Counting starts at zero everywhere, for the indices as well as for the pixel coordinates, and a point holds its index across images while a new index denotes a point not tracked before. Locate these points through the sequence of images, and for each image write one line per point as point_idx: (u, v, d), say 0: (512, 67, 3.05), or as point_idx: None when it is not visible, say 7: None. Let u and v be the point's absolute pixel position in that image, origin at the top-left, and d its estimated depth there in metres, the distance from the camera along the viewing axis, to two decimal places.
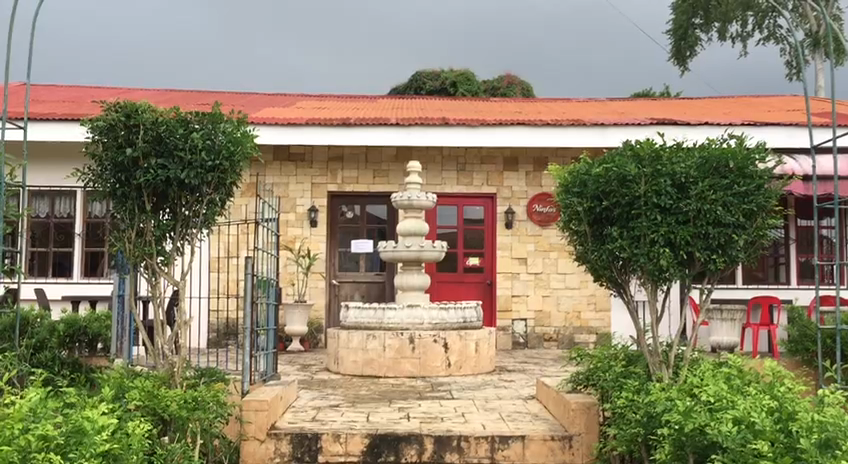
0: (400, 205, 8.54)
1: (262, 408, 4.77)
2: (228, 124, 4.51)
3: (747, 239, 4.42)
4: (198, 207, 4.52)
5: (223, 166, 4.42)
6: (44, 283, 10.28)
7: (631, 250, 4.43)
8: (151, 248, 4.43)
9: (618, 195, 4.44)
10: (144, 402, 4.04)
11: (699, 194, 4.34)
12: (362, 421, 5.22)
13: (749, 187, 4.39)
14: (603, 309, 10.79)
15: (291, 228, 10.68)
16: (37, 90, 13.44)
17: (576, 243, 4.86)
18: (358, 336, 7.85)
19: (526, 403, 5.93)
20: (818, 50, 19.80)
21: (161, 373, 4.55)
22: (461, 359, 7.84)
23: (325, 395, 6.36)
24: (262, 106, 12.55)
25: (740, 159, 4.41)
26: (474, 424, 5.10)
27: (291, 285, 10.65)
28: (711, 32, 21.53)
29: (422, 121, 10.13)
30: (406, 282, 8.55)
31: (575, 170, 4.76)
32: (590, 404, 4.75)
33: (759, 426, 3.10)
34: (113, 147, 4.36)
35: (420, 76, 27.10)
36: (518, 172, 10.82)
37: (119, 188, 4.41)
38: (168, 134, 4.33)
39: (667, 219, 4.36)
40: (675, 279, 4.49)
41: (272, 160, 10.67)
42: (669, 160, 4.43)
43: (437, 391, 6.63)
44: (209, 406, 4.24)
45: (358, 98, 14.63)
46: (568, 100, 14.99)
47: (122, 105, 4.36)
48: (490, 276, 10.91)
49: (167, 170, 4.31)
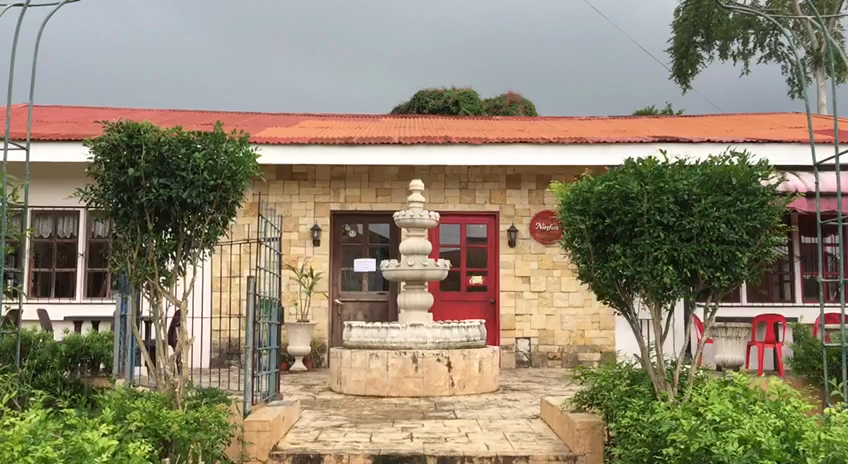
0: (404, 223, 8.53)
1: (264, 429, 4.76)
2: (230, 143, 4.49)
3: (750, 256, 4.39)
4: (200, 226, 4.50)
5: (224, 185, 4.41)
6: (47, 303, 10.30)
7: (634, 267, 4.42)
8: (153, 267, 4.44)
9: (621, 212, 4.43)
10: (145, 423, 4.00)
11: (702, 211, 4.32)
12: (365, 441, 5.18)
13: (751, 204, 4.36)
14: (608, 328, 10.76)
15: (294, 247, 10.69)
16: (39, 111, 13.50)
17: (579, 261, 4.86)
18: (361, 355, 7.81)
19: (531, 423, 5.89)
20: (820, 68, 19.99)
21: (161, 393, 4.52)
22: (465, 379, 7.79)
23: (328, 415, 6.32)
24: (265, 126, 12.60)
25: (743, 176, 4.39)
26: (478, 444, 5.06)
27: (294, 304, 10.64)
28: (713, 50, 21.68)
29: (425, 140, 10.15)
30: (411, 301, 8.53)
31: (579, 188, 4.76)
32: (595, 423, 4.72)
33: (766, 445, 3.05)
34: (116, 167, 4.35)
35: (422, 96, 27.27)
36: (521, 190, 10.83)
37: (121, 208, 4.40)
38: (170, 154, 4.33)
39: (671, 237, 4.34)
40: (678, 297, 4.47)
41: (275, 179, 10.72)
42: (671, 177, 4.43)
43: (441, 411, 6.59)
44: (210, 426, 4.21)
45: (361, 117, 14.63)
46: (571, 118, 15.01)
47: (125, 126, 4.37)
48: (494, 294, 10.87)
49: (169, 191, 4.30)
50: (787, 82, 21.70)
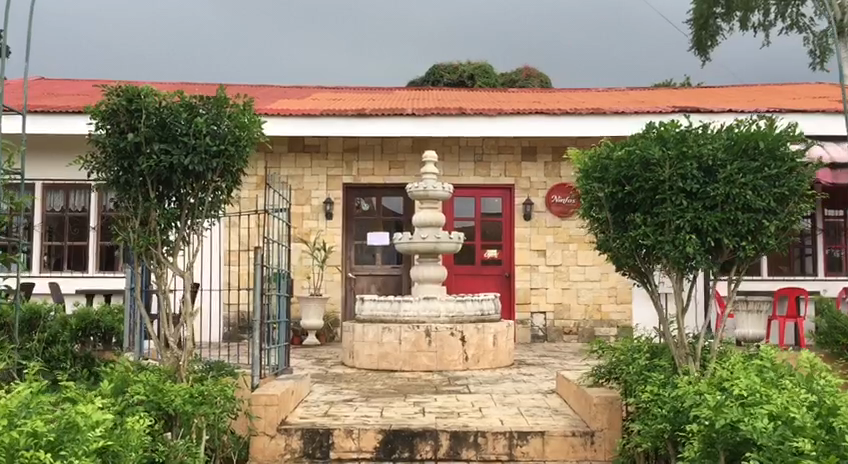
0: (416, 195, 8.36)
1: (272, 403, 4.62)
2: (234, 109, 4.33)
3: (778, 226, 4.18)
4: (203, 195, 4.35)
5: (228, 151, 4.25)
6: (59, 277, 10.24)
7: (655, 238, 4.22)
8: (156, 237, 4.30)
9: (642, 180, 4.22)
10: (149, 397, 3.87)
11: (727, 177, 4.11)
12: (376, 416, 5.04)
13: (780, 171, 4.15)
14: (624, 302, 10.58)
15: (306, 221, 10.55)
16: (48, 85, 13.35)
17: (597, 231, 4.67)
18: (373, 329, 7.68)
19: (546, 397, 5.73)
20: (843, 39, 19.63)
21: (165, 366, 4.39)
22: (478, 353, 7.65)
23: (339, 389, 6.20)
24: (276, 98, 12.41)
25: (770, 140, 4.16)
26: (492, 419, 4.92)
27: (307, 278, 10.52)
28: (733, 22, 21.25)
29: (438, 111, 9.96)
30: (424, 274, 8.37)
31: (597, 155, 4.56)
32: (613, 398, 4.54)
33: (798, 422, 2.82)
34: (116, 133, 4.20)
35: (437, 69, 27.02)
36: (536, 162, 10.62)
37: (122, 176, 4.25)
38: (172, 119, 4.17)
39: (694, 205, 4.14)
40: (701, 268, 4.27)
41: (286, 152, 10.56)
42: (695, 141, 4.22)
43: (455, 385, 6.45)
44: (216, 400, 4.08)
45: (375, 89, 14.38)
46: (588, 90, 14.74)
47: (124, 90, 4.20)
48: (509, 268, 10.71)
49: (170, 156, 4.14)
50: (808, 54, 21.26)
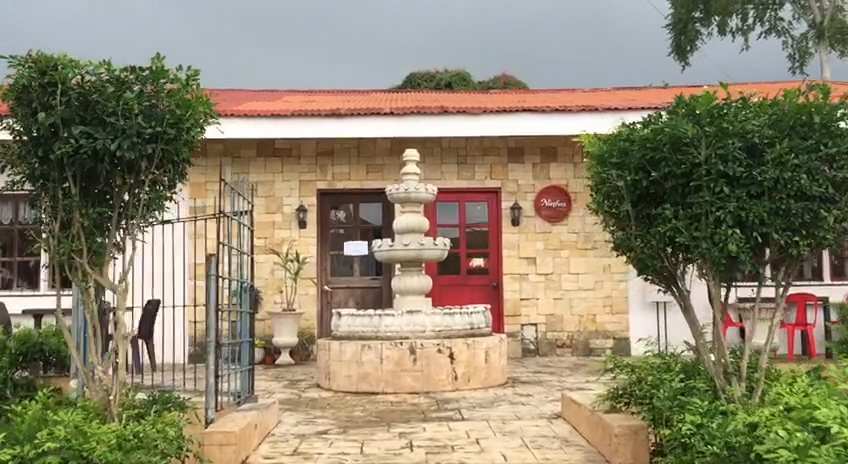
0: (397, 198, 7.59)
1: (229, 442, 3.85)
2: (174, 83, 3.52)
3: (837, 216, 3.46)
4: (138, 190, 3.56)
5: (167, 134, 3.46)
6: (8, 297, 9.35)
7: (689, 233, 3.47)
8: (80, 243, 3.49)
9: (672, 163, 3.50)
10: (66, 442, 3.06)
11: (776, 158, 3.40)
12: (355, 453, 4.25)
13: (838, 149, 3.43)
14: (620, 311, 9.87)
15: (277, 230, 9.76)
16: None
17: (616, 228, 3.94)
18: (352, 347, 6.89)
19: (552, 424, 4.97)
20: (822, 43, 19.19)
21: (92, 402, 3.57)
22: (469, 371, 6.88)
23: (312, 419, 5.39)
24: (245, 101, 11.60)
25: (825, 114, 3.45)
26: (493, 454, 4.14)
27: (279, 292, 9.72)
28: (711, 26, 20.70)
29: (418, 110, 9.24)
30: (406, 285, 7.59)
31: (616, 137, 3.83)
32: (638, 427, 3.80)
33: None
34: (28, 116, 3.41)
35: (413, 78, 26.43)
36: (524, 164, 9.90)
37: (39, 169, 3.46)
38: (96, 95, 3.37)
39: (737, 192, 3.41)
40: (745, 269, 3.54)
41: (256, 156, 9.78)
42: (734, 117, 3.51)
43: (445, 410, 5.67)
44: (154, 444, 3.24)
45: (350, 92, 13.61)
46: (573, 91, 14.10)
47: (36, 60, 3.38)
48: (497, 277, 9.95)
49: (94, 141, 3.35)
50: (787, 59, 20.84)
